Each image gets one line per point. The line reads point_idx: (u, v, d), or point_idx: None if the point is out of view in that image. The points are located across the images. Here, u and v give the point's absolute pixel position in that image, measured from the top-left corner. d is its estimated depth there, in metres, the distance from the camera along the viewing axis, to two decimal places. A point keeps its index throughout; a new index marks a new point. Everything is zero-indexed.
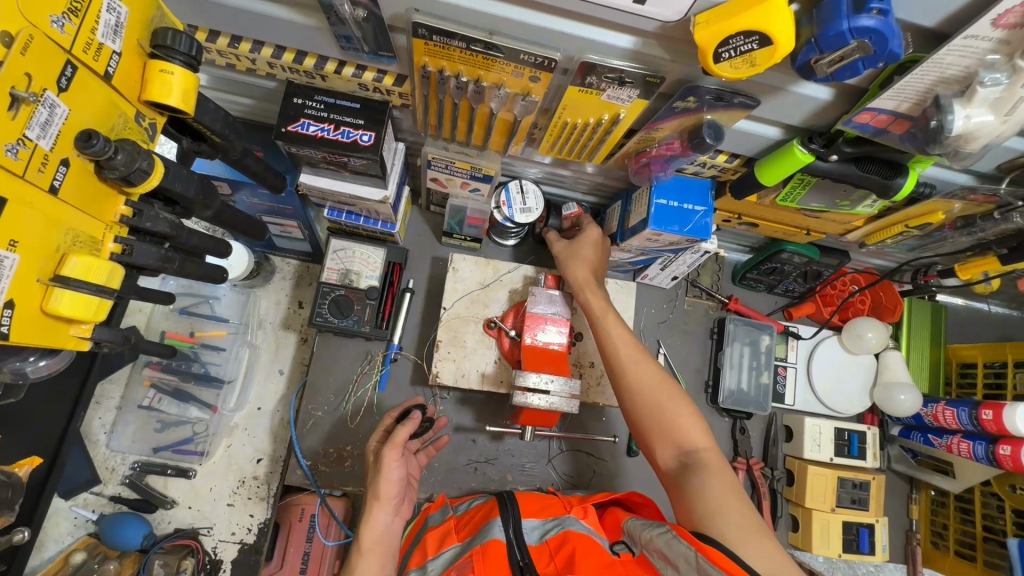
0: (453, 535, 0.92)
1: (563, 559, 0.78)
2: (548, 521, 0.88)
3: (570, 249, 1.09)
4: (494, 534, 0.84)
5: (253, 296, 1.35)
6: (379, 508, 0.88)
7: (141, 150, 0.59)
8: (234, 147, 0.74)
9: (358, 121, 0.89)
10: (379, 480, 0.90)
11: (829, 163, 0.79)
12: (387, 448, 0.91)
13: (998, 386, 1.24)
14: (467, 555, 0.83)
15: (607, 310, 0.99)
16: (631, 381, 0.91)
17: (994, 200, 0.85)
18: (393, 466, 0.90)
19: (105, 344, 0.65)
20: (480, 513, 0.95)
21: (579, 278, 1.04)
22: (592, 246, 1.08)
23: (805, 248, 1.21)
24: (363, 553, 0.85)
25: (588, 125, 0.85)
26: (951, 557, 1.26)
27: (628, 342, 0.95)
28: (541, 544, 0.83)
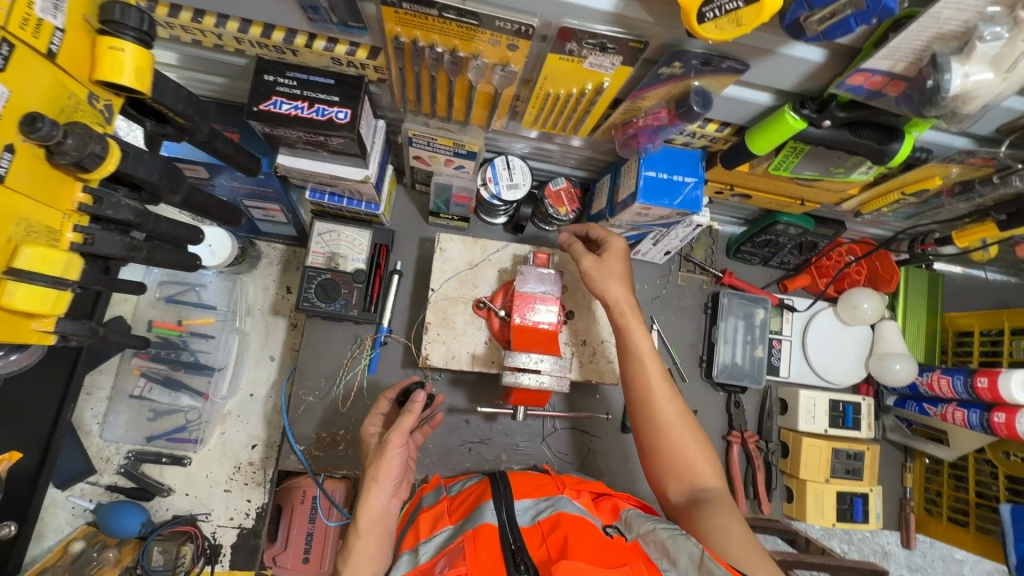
0: (446, 519, 0.91)
1: (556, 542, 0.76)
2: (540, 505, 0.87)
3: (599, 265, 0.99)
4: (486, 518, 0.82)
5: (239, 282, 1.33)
6: (378, 488, 0.89)
7: (93, 134, 0.57)
8: (201, 129, 0.70)
9: (333, 98, 0.86)
10: (379, 462, 0.90)
11: (821, 129, 0.76)
12: (390, 433, 0.91)
13: (994, 354, 1.23)
14: (458, 539, 0.81)
15: (640, 333, 0.95)
16: (659, 416, 0.89)
17: (993, 163, 0.82)
18: (393, 452, 0.90)
19: (74, 336, 0.64)
20: (470, 496, 0.95)
21: (612, 299, 0.98)
22: (618, 257, 1.00)
23: (800, 218, 1.18)
24: (361, 533, 0.86)
25: (571, 95, 0.81)
26: (944, 523, 1.28)
27: (659, 369, 0.93)
28: (533, 526, 0.83)
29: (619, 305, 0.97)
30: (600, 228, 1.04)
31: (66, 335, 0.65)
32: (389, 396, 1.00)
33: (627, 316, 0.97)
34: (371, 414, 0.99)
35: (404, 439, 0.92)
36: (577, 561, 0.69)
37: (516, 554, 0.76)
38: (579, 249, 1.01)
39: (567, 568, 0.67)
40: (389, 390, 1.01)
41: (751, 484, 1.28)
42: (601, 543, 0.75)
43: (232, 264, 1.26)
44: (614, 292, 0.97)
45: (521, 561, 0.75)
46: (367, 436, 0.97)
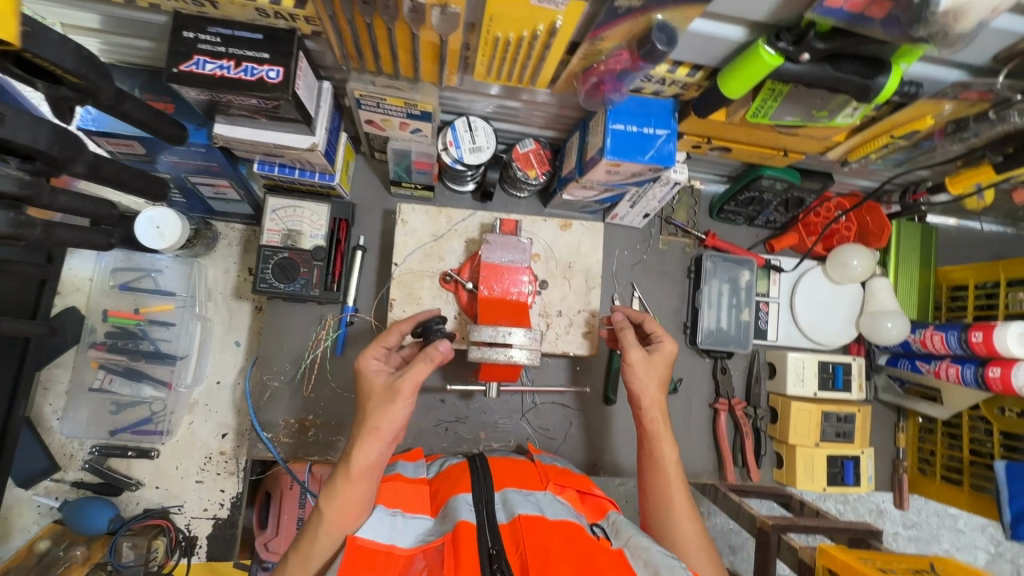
0: (427, 503, 0.83)
1: (537, 545, 0.70)
2: (520, 497, 0.80)
3: (643, 360, 0.92)
4: (464, 516, 0.75)
5: (197, 266, 1.26)
6: (376, 441, 0.78)
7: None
8: (103, 90, 0.63)
9: (263, 55, 0.77)
10: (383, 412, 0.78)
11: (801, 65, 0.68)
12: (402, 380, 0.79)
13: (990, 308, 1.18)
14: (440, 539, 0.74)
15: (670, 446, 0.89)
16: (675, 532, 0.83)
17: (989, 97, 0.75)
18: (399, 405, 0.79)
19: None
20: (451, 478, 0.87)
21: (645, 397, 0.91)
22: (663, 359, 0.94)
23: (784, 171, 1.11)
24: (349, 479, 0.76)
25: (523, 39, 0.73)
26: (937, 483, 1.24)
27: (684, 490, 0.87)
28: (511, 521, 0.75)
29: (652, 408, 0.91)
30: (656, 323, 0.98)
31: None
32: (401, 330, 0.90)
33: (659, 423, 0.90)
34: (376, 345, 0.87)
35: (417, 389, 0.80)
36: None
37: (494, 561, 0.70)
38: (628, 338, 0.94)
39: None
40: (404, 322, 0.91)
41: (740, 452, 1.25)
42: (584, 553, 0.69)
43: (186, 246, 1.19)
44: (650, 393, 0.91)
45: (498, 568, 0.69)
46: (370, 374, 0.83)
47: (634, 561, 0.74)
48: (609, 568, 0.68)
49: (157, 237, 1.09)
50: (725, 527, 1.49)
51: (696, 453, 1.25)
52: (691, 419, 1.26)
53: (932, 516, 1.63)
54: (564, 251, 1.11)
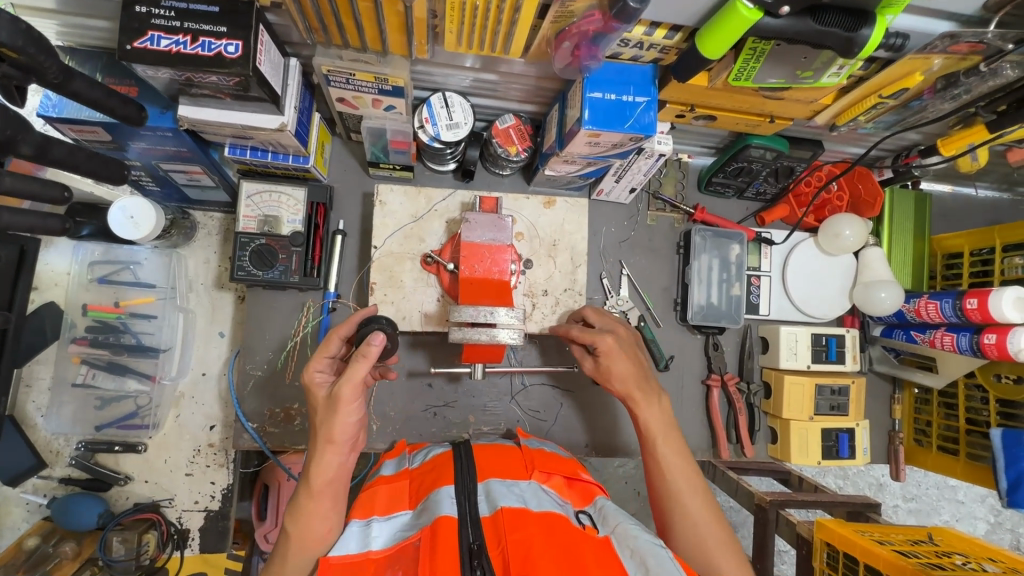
0: (405, 500, 0.80)
1: (520, 541, 0.66)
2: (503, 489, 0.77)
3: (598, 371, 0.95)
4: (445, 510, 0.71)
5: (177, 257, 1.24)
6: (332, 451, 0.76)
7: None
8: (45, 66, 0.60)
9: (220, 29, 0.74)
10: (331, 422, 0.76)
11: (780, 18, 0.65)
12: (339, 385, 0.75)
13: (985, 274, 1.15)
14: (417, 532, 0.70)
15: (662, 429, 0.88)
16: (683, 506, 0.83)
17: (980, 48, 0.72)
18: (346, 412, 0.76)
19: None
20: (433, 470, 0.84)
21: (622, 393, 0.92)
22: (609, 357, 0.91)
23: (773, 140, 1.08)
24: (311, 494, 0.75)
25: (491, 3, 0.70)
26: (934, 453, 1.23)
27: (685, 466, 0.86)
28: (493, 515, 0.71)
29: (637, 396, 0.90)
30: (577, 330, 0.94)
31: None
32: (341, 335, 0.83)
33: (648, 410, 0.89)
34: (318, 356, 0.82)
35: (360, 391, 0.76)
36: None
37: (474, 556, 0.66)
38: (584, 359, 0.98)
39: None
40: (341, 328, 0.83)
41: (733, 428, 1.24)
42: (570, 548, 0.66)
43: (164, 236, 1.16)
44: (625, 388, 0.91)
45: (479, 563, 0.65)
46: (314, 385, 0.80)
47: (622, 553, 0.71)
48: (596, 564, 0.65)
49: (131, 228, 1.06)
50: (726, 504, 1.51)
51: (689, 430, 1.23)
52: (683, 397, 1.24)
53: (931, 488, 1.62)
54: (549, 229, 1.08)
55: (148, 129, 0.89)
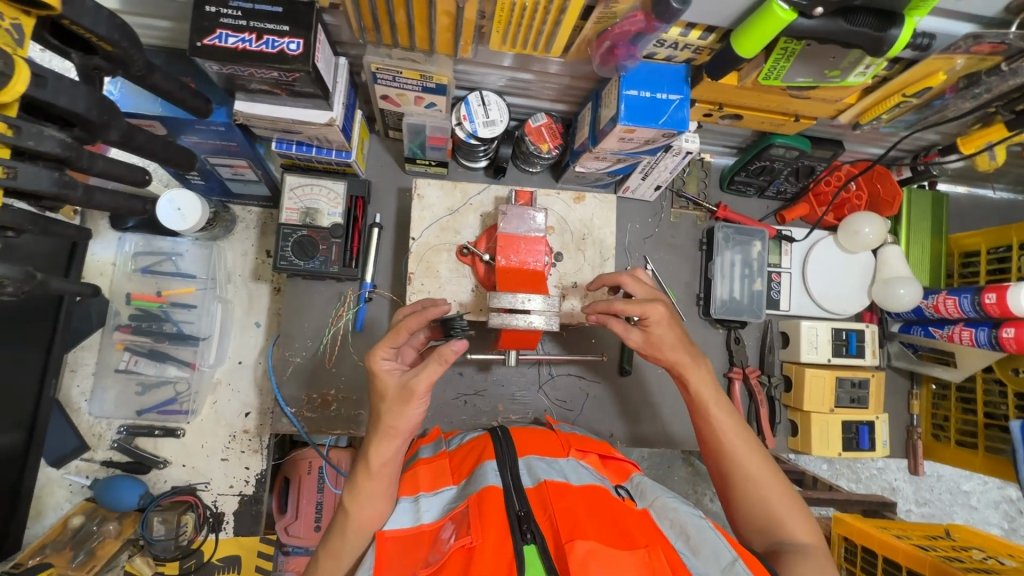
0: (449, 476, 0.85)
1: (566, 510, 0.72)
2: (543, 465, 0.82)
3: (644, 339, 0.88)
4: (489, 481, 0.76)
5: (217, 249, 1.28)
6: (394, 441, 0.77)
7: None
8: (132, 57, 0.65)
9: (282, 28, 0.79)
10: (399, 413, 0.76)
11: (813, 20, 0.69)
12: (415, 380, 0.76)
13: (1002, 271, 1.18)
14: (463, 503, 0.75)
15: (711, 391, 0.86)
16: (739, 470, 0.82)
17: (1001, 49, 0.76)
18: (415, 406, 0.76)
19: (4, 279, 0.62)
20: (472, 451, 0.88)
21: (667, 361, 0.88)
22: (661, 326, 0.85)
23: (795, 139, 1.12)
24: (371, 476, 0.78)
25: (538, 3, 0.75)
26: (952, 448, 1.25)
27: (735, 427, 0.84)
28: (537, 486, 0.77)
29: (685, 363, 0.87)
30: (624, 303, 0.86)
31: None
32: (410, 326, 0.82)
33: (695, 376, 0.86)
34: (385, 344, 0.82)
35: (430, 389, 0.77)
36: (591, 539, 0.66)
37: (522, 522, 0.71)
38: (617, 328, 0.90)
39: (583, 549, 0.64)
40: (410, 319, 0.82)
41: (755, 421, 1.25)
42: (612, 516, 0.72)
43: (206, 229, 1.20)
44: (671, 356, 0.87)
45: (528, 528, 0.70)
46: (382, 373, 0.80)
47: (661, 523, 0.77)
48: (638, 532, 0.71)
49: (178, 218, 1.10)
50: None
51: None
52: None
53: (944, 493, 1.64)
54: (578, 223, 1.12)
55: (202, 123, 0.92)
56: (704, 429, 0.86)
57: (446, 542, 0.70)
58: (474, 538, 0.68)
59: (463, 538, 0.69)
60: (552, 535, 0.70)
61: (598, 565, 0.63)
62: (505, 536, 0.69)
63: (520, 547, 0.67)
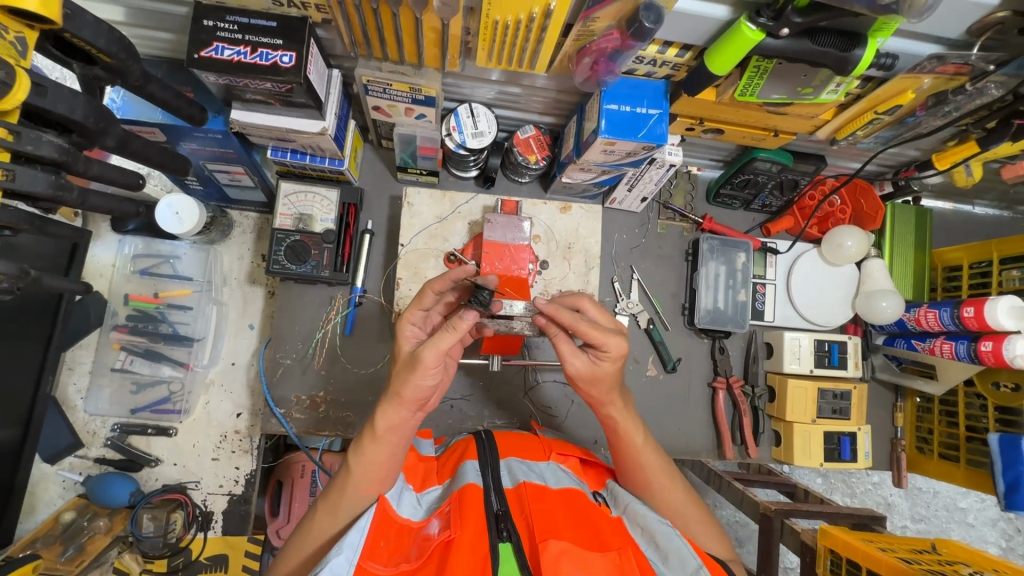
0: (435, 476, 0.88)
1: (543, 511, 0.74)
2: (524, 467, 0.84)
3: (589, 368, 0.80)
4: (470, 479, 0.78)
5: (213, 253, 1.31)
6: (402, 406, 0.75)
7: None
8: (129, 68, 0.69)
9: (276, 41, 0.83)
10: (408, 380, 0.73)
11: (780, 40, 0.72)
12: (422, 349, 0.71)
13: (984, 285, 1.20)
14: (446, 502, 0.77)
15: (633, 432, 0.85)
16: (664, 503, 0.85)
17: (966, 69, 0.79)
18: (423, 373, 0.72)
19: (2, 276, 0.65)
20: (456, 453, 0.91)
21: (595, 395, 0.83)
22: (613, 364, 0.79)
23: (777, 153, 1.15)
24: (376, 439, 0.77)
25: (519, 22, 0.78)
26: (935, 460, 1.26)
27: (659, 463, 0.86)
28: (516, 487, 0.79)
29: (611, 404, 0.84)
30: (592, 328, 0.76)
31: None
32: (434, 289, 0.85)
33: (621, 417, 0.85)
34: (413, 308, 0.82)
35: (441, 360, 0.72)
36: (564, 541, 0.68)
37: (499, 520, 0.72)
38: (562, 347, 0.79)
39: (555, 549, 0.66)
40: (437, 281, 0.85)
41: (738, 430, 1.27)
42: (587, 519, 0.74)
43: (203, 233, 1.24)
44: (601, 394, 0.83)
45: (505, 526, 0.72)
46: (405, 338, 0.80)
47: (631, 528, 0.78)
48: (611, 535, 0.73)
49: (175, 222, 1.13)
50: (732, 518, 1.55)
51: (695, 432, 1.28)
52: (690, 398, 1.28)
53: (940, 510, 1.64)
54: (564, 232, 1.15)
55: (199, 131, 0.96)
56: (627, 464, 0.86)
57: (430, 536, 0.73)
58: (453, 531, 0.70)
59: (445, 532, 0.71)
60: (528, 535, 0.72)
61: (570, 563, 0.65)
62: (483, 532, 0.70)
63: (496, 544, 0.68)
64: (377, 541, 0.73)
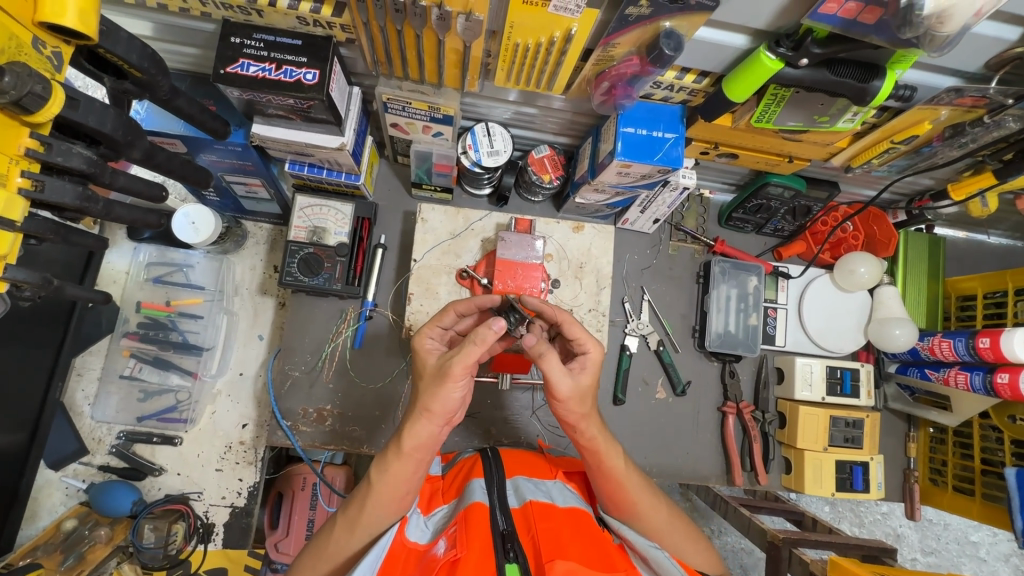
0: (441, 497, 0.87)
1: (549, 530, 0.73)
2: (531, 486, 0.83)
3: (575, 386, 0.76)
4: (477, 497, 0.77)
5: (226, 262, 1.32)
6: (428, 420, 0.73)
7: (31, 73, 0.56)
8: (159, 82, 0.70)
9: (301, 59, 0.84)
10: (434, 392, 0.72)
11: (800, 69, 0.73)
12: (452, 362, 0.71)
13: (998, 316, 1.18)
14: (453, 520, 0.76)
15: (613, 456, 0.80)
16: (649, 525, 0.82)
17: (983, 102, 0.79)
18: (449, 386, 0.71)
19: (23, 285, 0.65)
20: (462, 472, 0.91)
21: (576, 420, 0.78)
22: (595, 372, 0.79)
23: (790, 179, 1.16)
24: (400, 455, 0.75)
25: (540, 45, 0.79)
26: (949, 493, 1.24)
27: (640, 483, 0.83)
28: (522, 507, 0.78)
29: (590, 428, 0.79)
30: (578, 326, 0.79)
31: (18, 284, 0.66)
32: (457, 310, 0.84)
33: (601, 441, 0.80)
34: (431, 324, 0.83)
35: (469, 372, 0.72)
36: (571, 560, 0.66)
37: (506, 540, 0.72)
38: (553, 366, 0.74)
39: (562, 570, 0.64)
40: (461, 304, 0.84)
41: (747, 456, 1.26)
42: (594, 542, 0.74)
43: (217, 243, 1.24)
44: (584, 415, 0.78)
45: (511, 545, 0.71)
46: (423, 348, 0.80)
47: (633, 557, 0.80)
48: (618, 558, 0.73)
49: (191, 231, 1.14)
50: (737, 545, 1.52)
51: (704, 458, 1.26)
52: (699, 422, 1.27)
53: (952, 544, 1.60)
54: (576, 251, 1.15)
55: (221, 144, 0.97)
56: (603, 486, 0.82)
57: (437, 556, 0.71)
58: (460, 550, 0.69)
59: (451, 551, 0.70)
60: (534, 555, 0.71)
61: None
62: (489, 553, 0.69)
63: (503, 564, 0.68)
64: (390, 561, 0.73)
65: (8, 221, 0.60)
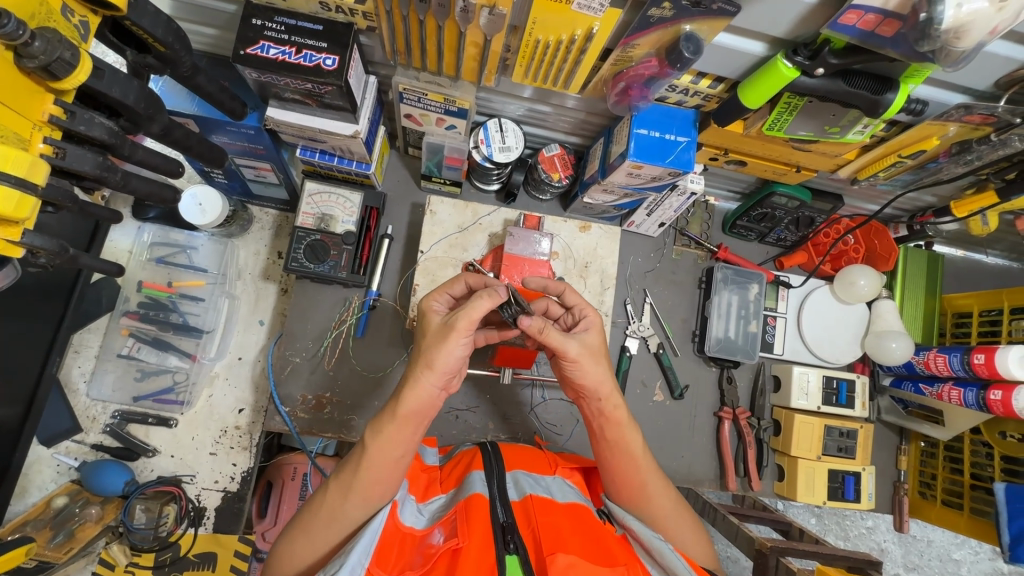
0: (438, 486, 0.87)
1: (550, 524, 0.74)
2: (530, 480, 0.83)
3: (585, 347, 0.81)
4: (476, 488, 0.77)
5: (231, 246, 1.32)
6: (430, 377, 0.75)
7: (62, 40, 0.58)
8: (182, 59, 0.71)
9: (321, 44, 0.85)
10: (438, 349, 0.75)
11: (816, 79, 0.74)
12: (457, 316, 0.75)
13: (993, 333, 1.21)
14: (452, 509, 0.77)
15: (633, 434, 0.84)
16: (655, 511, 0.83)
17: (992, 120, 0.81)
18: (455, 342, 0.75)
19: (38, 251, 0.66)
20: (462, 462, 0.90)
21: (592, 383, 0.81)
22: (598, 332, 0.85)
23: (797, 189, 1.17)
24: (395, 419, 0.75)
25: (561, 42, 0.80)
26: (938, 507, 1.26)
27: (654, 468, 0.85)
28: (523, 500, 0.78)
29: (612, 396, 0.83)
30: (574, 295, 0.88)
31: (34, 251, 0.68)
32: (468, 281, 0.89)
33: (622, 412, 0.83)
34: (438, 292, 0.86)
35: (473, 327, 0.75)
36: (572, 554, 0.67)
37: (506, 532, 0.72)
38: (556, 337, 0.79)
39: (562, 563, 0.65)
40: (470, 275, 0.89)
41: (742, 462, 1.26)
42: (592, 535, 0.74)
43: (223, 226, 1.24)
44: (603, 382, 0.82)
45: (511, 536, 0.71)
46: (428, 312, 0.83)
47: (635, 546, 0.81)
48: (617, 551, 0.73)
49: (199, 212, 1.13)
50: (724, 552, 1.53)
51: (698, 462, 1.27)
52: (695, 426, 1.28)
53: (934, 560, 1.62)
54: (582, 251, 1.15)
55: (234, 125, 0.97)
56: (618, 462, 0.83)
57: (434, 545, 0.72)
58: (461, 540, 0.69)
59: (451, 540, 0.71)
60: (534, 548, 0.71)
61: None
62: (489, 542, 0.70)
63: (502, 556, 0.68)
64: (384, 547, 0.73)
65: (31, 186, 0.60)
